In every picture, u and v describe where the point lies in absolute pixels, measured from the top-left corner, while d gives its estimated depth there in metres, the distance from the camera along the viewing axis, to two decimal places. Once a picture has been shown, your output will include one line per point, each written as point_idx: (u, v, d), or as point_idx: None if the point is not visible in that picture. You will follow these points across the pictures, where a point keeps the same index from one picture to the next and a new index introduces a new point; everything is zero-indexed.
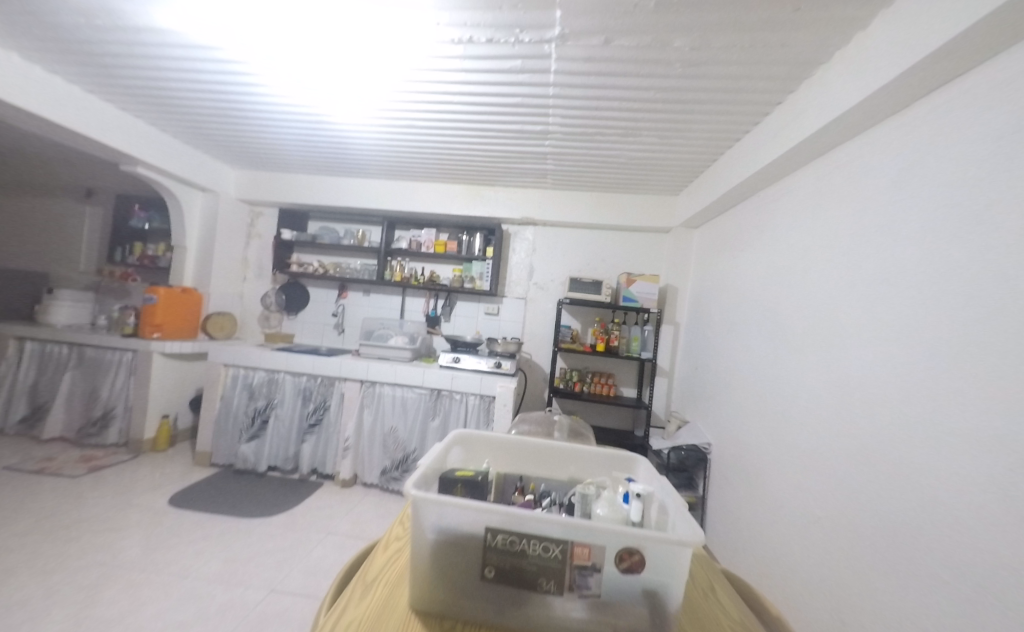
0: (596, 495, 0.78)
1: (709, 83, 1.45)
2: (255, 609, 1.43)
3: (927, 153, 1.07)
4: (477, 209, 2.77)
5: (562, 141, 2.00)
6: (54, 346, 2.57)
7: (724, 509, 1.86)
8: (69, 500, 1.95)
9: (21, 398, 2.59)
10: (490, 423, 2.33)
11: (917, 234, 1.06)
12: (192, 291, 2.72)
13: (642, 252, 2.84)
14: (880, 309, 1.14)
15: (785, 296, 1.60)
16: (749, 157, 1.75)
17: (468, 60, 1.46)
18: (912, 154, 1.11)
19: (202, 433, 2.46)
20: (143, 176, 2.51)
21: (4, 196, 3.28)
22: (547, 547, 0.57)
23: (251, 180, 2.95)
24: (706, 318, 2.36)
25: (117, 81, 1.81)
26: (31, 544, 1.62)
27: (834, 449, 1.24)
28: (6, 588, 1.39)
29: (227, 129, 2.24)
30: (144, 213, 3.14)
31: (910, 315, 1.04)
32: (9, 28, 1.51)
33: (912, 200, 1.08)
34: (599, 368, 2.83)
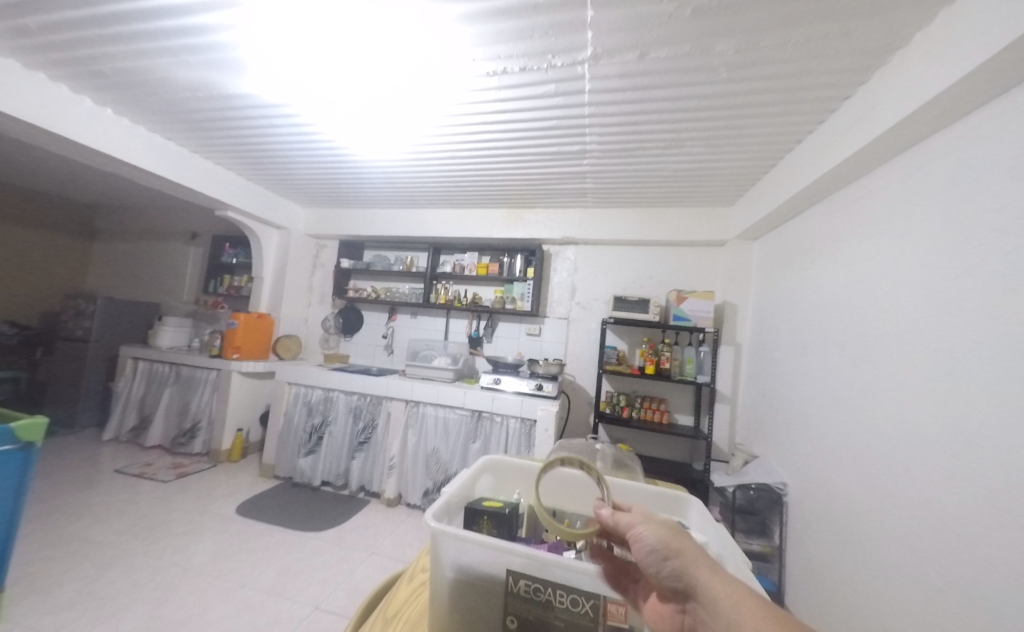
0: None
1: (754, 84, 1.34)
2: (300, 624, 1.48)
3: None
4: (518, 231, 2.81)
5: (600, 160, 1.97)
6: (160, 365, 3.01)
7: (805, 563, 1.58)
8: (159, 503, 2.21)
9: (133, 410, 3.03)
10: (531, 448, 2.26)
11: None
12: (266, 316, 3.05)
13: (693, 267, 2.66)
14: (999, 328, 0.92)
15: (867, 312, 1.38)
16: (812, 159, 1.57)
17: (504, 90, 1.51)
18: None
19: (268, 446, 2.68)
20: (232, 219, 2.91)
21: (133, 241, 4.00)
22: (575, 600, 0.50)
23: (318, 216, 3.28)
24: (771, 338, 2.11)
25: (211, 139, 2.15)
26: (127, 542, 1.84)
27: (945, 501, 1.00)
28: (103, 581, 1.59)
29: (296, 173, 2.53)
30: (233, 249, 3.63)
31: None
32: (137, 105, 1.87)
33: None
34: (649, 393, 2.64)
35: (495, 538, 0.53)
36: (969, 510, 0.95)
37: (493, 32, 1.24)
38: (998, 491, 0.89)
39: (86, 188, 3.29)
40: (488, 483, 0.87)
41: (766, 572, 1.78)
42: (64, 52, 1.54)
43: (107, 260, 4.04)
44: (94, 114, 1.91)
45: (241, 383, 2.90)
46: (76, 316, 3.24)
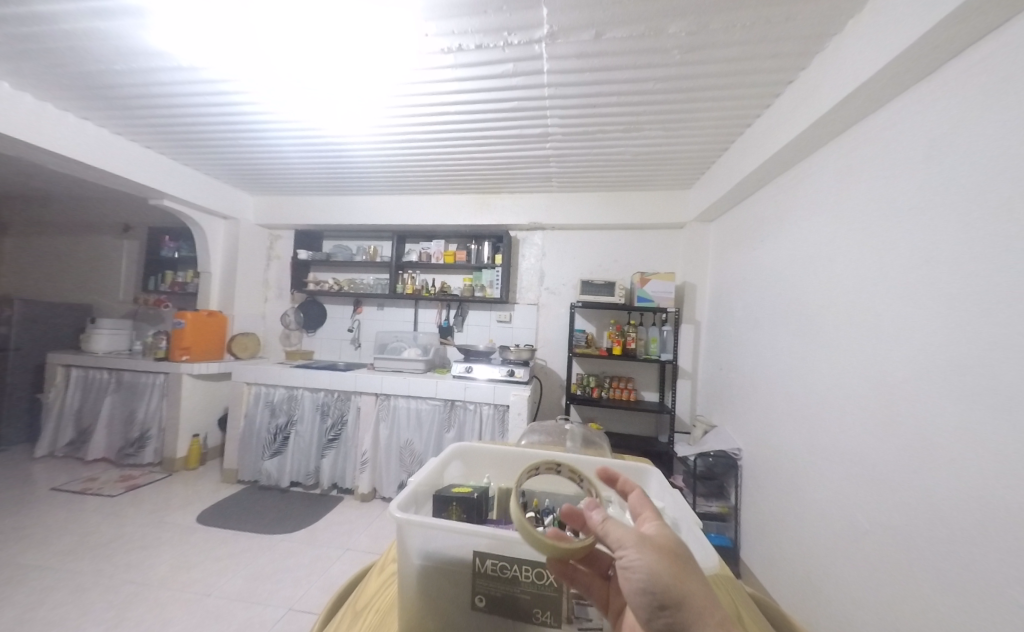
0: None
1: (707, 69, 1.38)
2: (274, 628, 1.44)
3: (961, 121, 0.96)
4: (484, 217, 2.77)
5: (563, 143, 1.97)
6: (97, 372, 2.76)
7: (760, 520, 1.72)
8: (108, 520, 2.05)
9: (68, 422, 2.77)
10: (505, 433, 2.29)
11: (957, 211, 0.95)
12: (218, 314, 2.85)
13: (656, 250, 2.74)
14: (923, 296, 1.02)
15: (810, 286, 1.48)
16: (761, 142, 1.65)
17: (460, 68, 1.46)
18: (946, 123, 1.00)
19: (229, 451, 2.55)
20: (171, 209, 2.67)
21: (54, 236, 3.59)
22: (540, 573, 0.52)
23: (270, 205, 3.08)
24: (727, 314, 2.23)
25: (140, 119, 1.95)
26: (72, 563, 1.71)
27: (877, 453, 1.12)
28: (44, 608, 1.46)
29: (242, 158, 2.36)
30: (174, 243, 3.35)
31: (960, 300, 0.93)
32: (45, 80, 1.67)
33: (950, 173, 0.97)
34: (617, 372, 2.73)
35: (462, 523, 0.53)
36: (896, 458, 1.06)
37: (446, 6, 1.19)
38: (920, 440, 1.00)
39: None
40: (457, 469, 0.87)
41: (724, 530, 1.92)
42: None
43: (24, 259, 3.62)
44: None
45: (193, 387, 2.72)
46: None
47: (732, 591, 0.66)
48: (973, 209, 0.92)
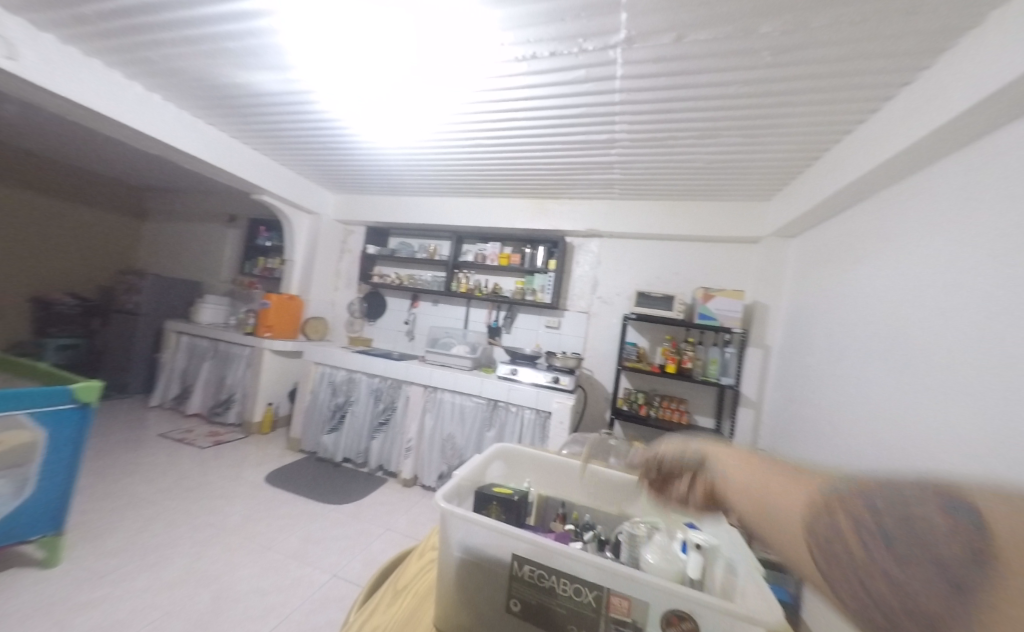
0: (645, 538, 0.67)
1: (799, 70, 1.26)
2: (319, 590, 1.56)
3: None
4: (541, 222, 2.78)
5: (629, 150, 1.91)
6: (200, 340, 3.22)
7: None
8: (197, 467, 2.38)
9: (175, 380, 3.27)
10: (545, 439, 2.27)
11: None
12: (296, 298, 3.19)
13: (722, 265, 2.55)
14: None
15: (910, 318, 1.28)
16: (862, 152, 1.46)
17: (533, 75, 1.48)
18: None
19: (296, 421, 2.83)
20: (268, 203, 3.04)
21: (178, 222, 4.26)
22: (578, 590, 0.50)
23: (348, 202, 3.37)
24: (803, 341, 2.01)
25: (251, 124, 2.24)
26: (169, 500, 2.01)
27: None
28: (146, 533, 1.74)
29: (328, 159, 2.61)
30: (268, 233, 3.81)
31: None
32: (184, 91, 1.98)
33: None
34: (669, 392, 2.58)
35: (503, 523, 0.54)
36: None
37: (523, 15, 1.21)
38: None
39: (138, 170, 3.53)
40: (499, 469, 0.86)
41: (783, 583, 1.71)
42: (120, 39, 1.63)
43: (155, 240, 4.33)
44: (145, 99, 2.03)
45: (273, 360, 3.07)
46: (129, 291, 3.52)
47: None
48: None
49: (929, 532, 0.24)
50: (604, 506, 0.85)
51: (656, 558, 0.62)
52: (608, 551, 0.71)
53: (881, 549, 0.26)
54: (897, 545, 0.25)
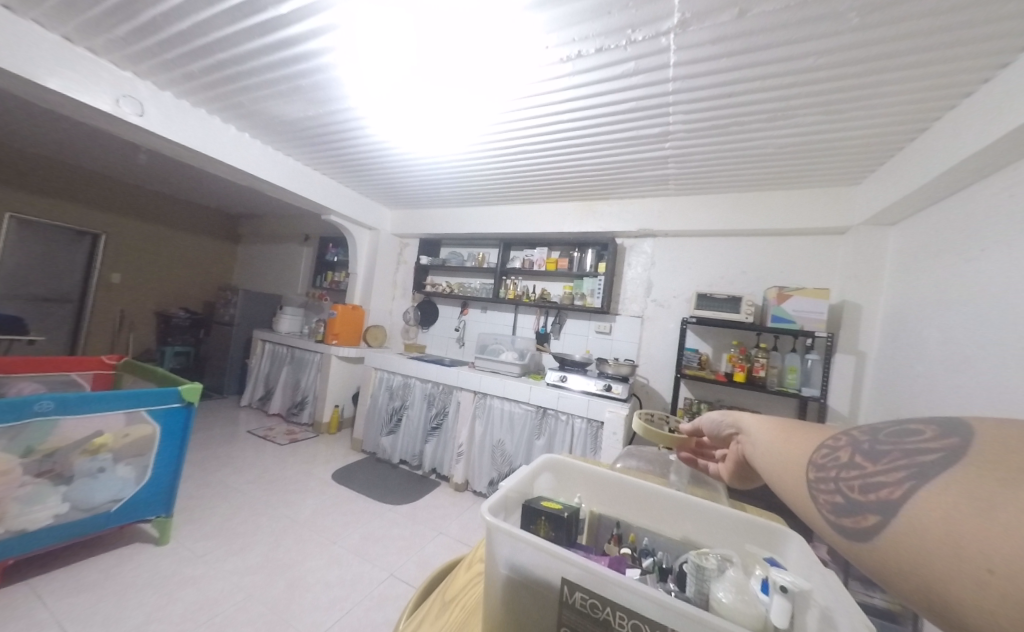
0: (717, 573, 0.57)
1: (896, 30, 1.07)
2: (378, 587, 1.62)
3: None
4: (589, 224, 2.71)
5: (685, 142, 1.78)
6: (280, 347, 3.59)
7: None
8: (277, 462, 2.63)
9: (261, 383, 3.67)
10: (598, 450, 2.16)
11: None
12: (358, 308, 3.44)
13: (798, 261, 2.27)
14: None
15: None
16: (980, 118, 1.21)
17: (578, 75, 1.44)
18: None
19: (359, 423, 3.02)
20: (334, 222, 3.32)
21: (263, 243, 4.82)
22: (638, 628, 0.42)
23: (403, 216, 3.57)
24: (908, 346, 1.70)
25: (319, 152, 2.47)
26: (253, 491, 2.24)
27: None
28: (234, 520, 1.95)
29: (384, 178, 2.78)
30: (335, 249, 4.16)
31: None
32: (265, 128, 2.24)
33: None
34: (737, 403, 2.33)
35: (553, 544, 0.48)
36: None
37: (568, 14, 1.19)
38: None
39: (233, 199, 4.06)
40: (548, 482, 0.80)
41: None
42: (216, 88, 1.89)
43: (245, 260, 4.94)
44: (237, 138, 2.32)
45: (338, 366, 3.32)
46: (226, 305, 4.04)
47: None
48: None
49: (926, 444, 0.37)
50: (665, 530, 0.75)
51: (731, 596, 0.52)
52: (671, 582, 0.62)
53: (876, 455, 0.40)
54: (891, 452, 0.39)
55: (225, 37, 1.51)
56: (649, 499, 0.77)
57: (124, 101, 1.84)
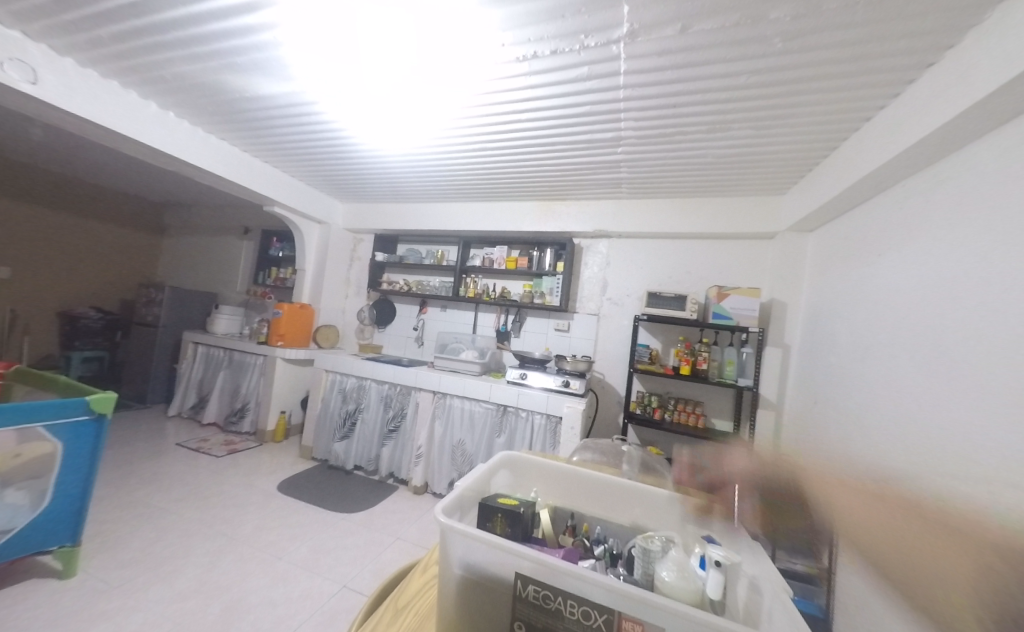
0: (661, 554, 0.60)
1: (811, 57, 1.20)
2: (328, 601, 1.54)
3: None
4: (548, 224, 2.75)
5: (636, 147, 1.86)
6: (216, 350, 3.30)
7: (857, 589, 1.41)
8: (213, 476, 2.42)
9: (192, 390, 3.35)
10: (556, 445, 2.22)
11: None
12: (307, 307, 3.25)
13: (737, 262, 2.46)
14: None
15: (939, 315, 1.20)
16: (881, 141, 1.39)
17: (534, 75, 1.45)
18: None
19: (308, 429, 2.85)
20: (279, 214, 3.10)
21: (194, 236, 4.38)
22: (587, 614, 0.44)
23: (356, 211, 3.42)
24: (824, 340, 1.91)
25: (259, 137, 2.29)
26: (182, 510, 2.03)
27: None
28: (160, 543, 1.76)
29: (335, 169, 2.65)
30: (279, 244, 3.90)
31: None
32: (193, 107, 2.03)
33: None
34: (684, 394, 2.49)
35: (503, 539, 0.48)
36: None
37: (522, 14, 1.19)
38: None
39: (158, 185, 3.66)
40: (506, 479, 0.81)
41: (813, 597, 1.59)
42: (135, 60, 1.69)
43: (174, 254, 4.48)
44: (160, 118, 2.09)
45: (284, 369, 3.11)
46: (149, 304, 3.64)
47: None
48: None
49: None
50: (616, 517, 0.78)
51: (673, 575, 0.55)
52: (620, 568, 0.65)
53: None
54: None
55: (142, 1, 1.35)
56: (601, 488, 0.80)
57: (12, 66, 1.59)
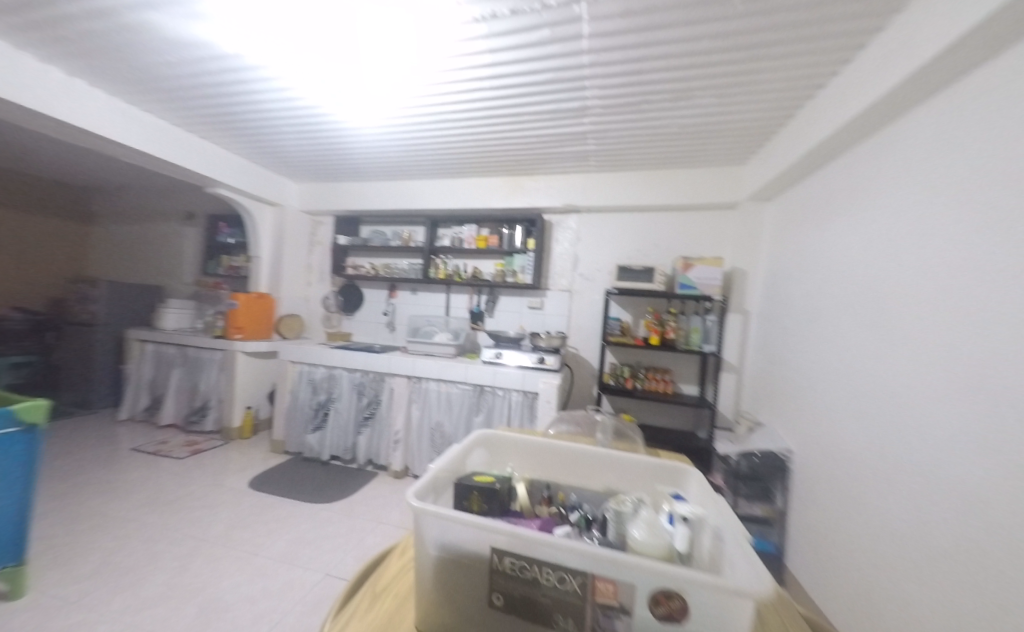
0: (632, 514, 0.62)
1: (769, 21, 1.20)
2: (311, 591, 1.53)
3: None
4: (518, 200, 2.69)
5: (603, 117, 1.82)
6: (166, 347, 3.08)
7: (808, 527, 1.55)
8: (177, 479, 2.30)
9: (144, 391, 3.13)
10: (534, 420, 2.25)
11: None
12: (266, 296, 3.06)
13: (702, 232, 2.52)
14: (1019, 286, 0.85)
15: (883, 274, 1.28)
16: (833, 108, 1.43)
17: (493, 38, 1.36)
18: None
19: (277, 423, 2.74)
20: (225, 196, 2.85)
21: (130, 224, 3.99)
22: (563, 579, 0.44)
23: (312, 191, 3.21)
24: (781, 304, 2.01)
25: (193, 110, 2.06)
26: (144, 516, 1.92)
27: (951, 456, 0.97)
28: (122, 552, 1.67)
29: (284, 145, 2.44)
30: (229, 230, 3.62)
31: None
32: (108, 75, 1.78)
33: None
34: (654, 363, 2.58)
35: (477, 516, 0.48)
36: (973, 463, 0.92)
37: None
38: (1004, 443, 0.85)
39: (80, 168, 3.27)
40: (481, 458, 0.80)
41: (767, 535, 1.75)
42: (25, 18, 1.44)
43: (108, 245, 4.07)
44: (68, 88, 1.83)
45: (246, 363, 2.95)
46: (83, 301, 3.31)
47: (782, 612, 0.57)
48: None
49: None
50: (591, 484, 0.80)
51: (644, 534, 0.55)
52: (594, 529, 0.66)
53: None
54: None
55: None
56: (575, 457, 0.81)
57: None
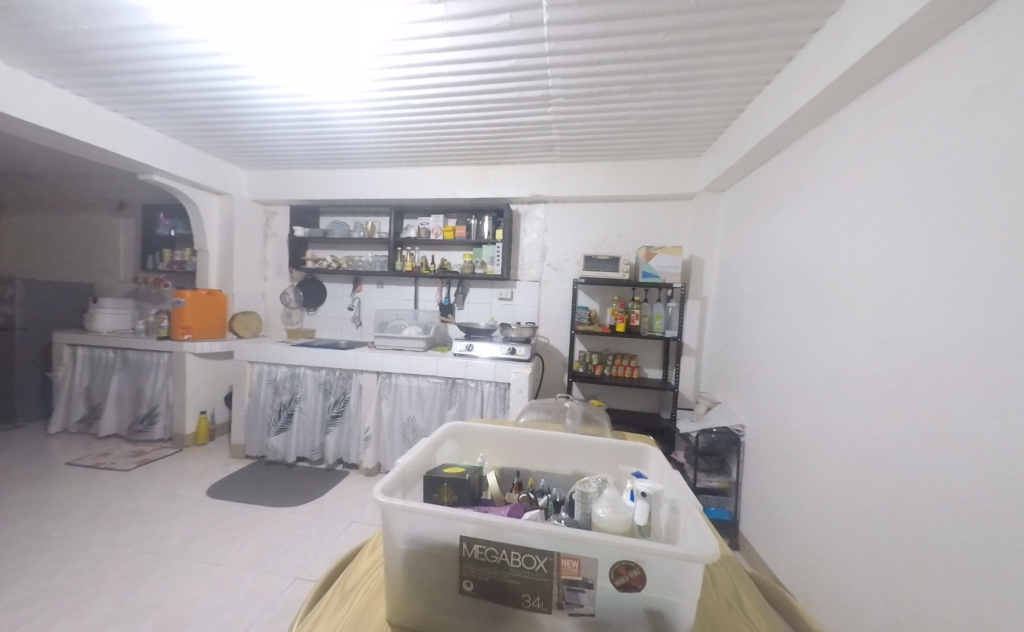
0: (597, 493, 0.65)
1: (721, 16, 1.24)
2: (281, 596, 1.48)
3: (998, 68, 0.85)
4: (484, 189, 2.66)
5: (566, 106, 1.83)
6: (103, 351, 2.81)
7: (759, 495, 1.67)
8: (123, 492, 2.13)
9: (79, 400, 2.85)
10: (506, 410, 2.28)
11: (984, 176, 0.86)
12: (217, 292, 2.86)
13: (663, 221, 2.61)
14: (936, 269, 0.95)
15: (823, 260, 1.39)
16: (779, 103, 1.51)
17: (452, 21, 1.32)
18: (981, 71, 0.89)
19: (236, 427, 2.60)
20: (163, 184, 2.62)
21: (51, 216, 3.57)
22: (530, 560, 0.46)
23: (264, 180, 3.02)
24: (735, 290, 2.13)
25: (119, 88, 1.86)
26: (86, 534, 1.78)
27: (880, 424, 1.08)
28: (61, 575, 1.53)
29: (230, 129, 2.27)
30: (169, 221, 3.33)
31: (970, 271, 0.88)
32: (10, 45, 1.56)
33: (981, 133, 0.88)
34: (621, 350, 2.67)
35: (445, 507, 0.48)
36: (898, 429, 1.02)
37: None
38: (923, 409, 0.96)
39: None
40: (451, 449, 0.81)
41: (724, 504, 1.89)
42: None
43: (25, 239, 3.63)
44: None
45: (197, 365, 2.76)
46: None
47: (733, 576, 0.63)
48: (999, 175, 0.83)
49: None
50: (559, 469, 0.82)
51: (608, 512, 0.58)
52: (562, 511, 0.69)
53: None
54: None
55: None
56: (544, 444, 0.83)
57: None
